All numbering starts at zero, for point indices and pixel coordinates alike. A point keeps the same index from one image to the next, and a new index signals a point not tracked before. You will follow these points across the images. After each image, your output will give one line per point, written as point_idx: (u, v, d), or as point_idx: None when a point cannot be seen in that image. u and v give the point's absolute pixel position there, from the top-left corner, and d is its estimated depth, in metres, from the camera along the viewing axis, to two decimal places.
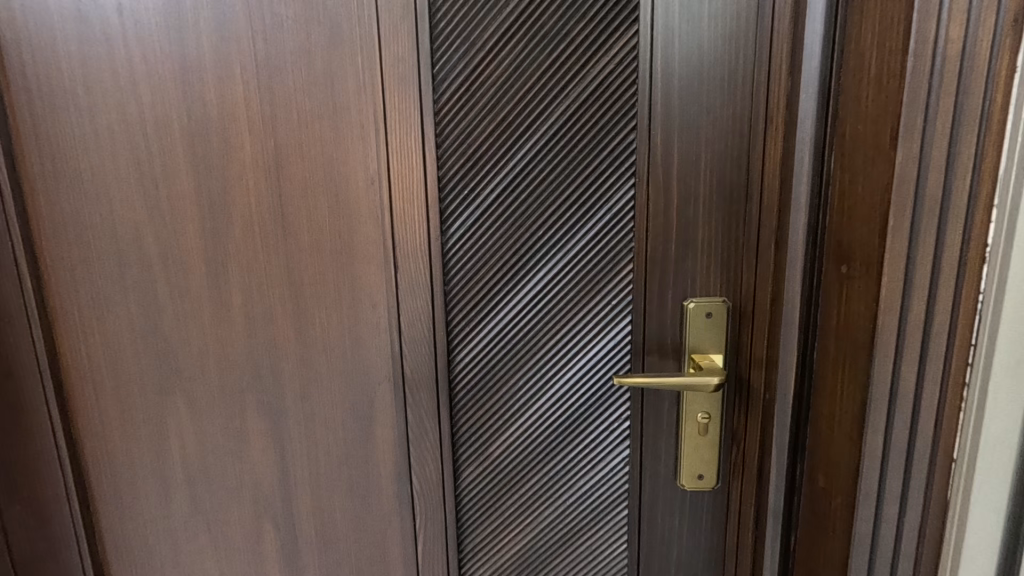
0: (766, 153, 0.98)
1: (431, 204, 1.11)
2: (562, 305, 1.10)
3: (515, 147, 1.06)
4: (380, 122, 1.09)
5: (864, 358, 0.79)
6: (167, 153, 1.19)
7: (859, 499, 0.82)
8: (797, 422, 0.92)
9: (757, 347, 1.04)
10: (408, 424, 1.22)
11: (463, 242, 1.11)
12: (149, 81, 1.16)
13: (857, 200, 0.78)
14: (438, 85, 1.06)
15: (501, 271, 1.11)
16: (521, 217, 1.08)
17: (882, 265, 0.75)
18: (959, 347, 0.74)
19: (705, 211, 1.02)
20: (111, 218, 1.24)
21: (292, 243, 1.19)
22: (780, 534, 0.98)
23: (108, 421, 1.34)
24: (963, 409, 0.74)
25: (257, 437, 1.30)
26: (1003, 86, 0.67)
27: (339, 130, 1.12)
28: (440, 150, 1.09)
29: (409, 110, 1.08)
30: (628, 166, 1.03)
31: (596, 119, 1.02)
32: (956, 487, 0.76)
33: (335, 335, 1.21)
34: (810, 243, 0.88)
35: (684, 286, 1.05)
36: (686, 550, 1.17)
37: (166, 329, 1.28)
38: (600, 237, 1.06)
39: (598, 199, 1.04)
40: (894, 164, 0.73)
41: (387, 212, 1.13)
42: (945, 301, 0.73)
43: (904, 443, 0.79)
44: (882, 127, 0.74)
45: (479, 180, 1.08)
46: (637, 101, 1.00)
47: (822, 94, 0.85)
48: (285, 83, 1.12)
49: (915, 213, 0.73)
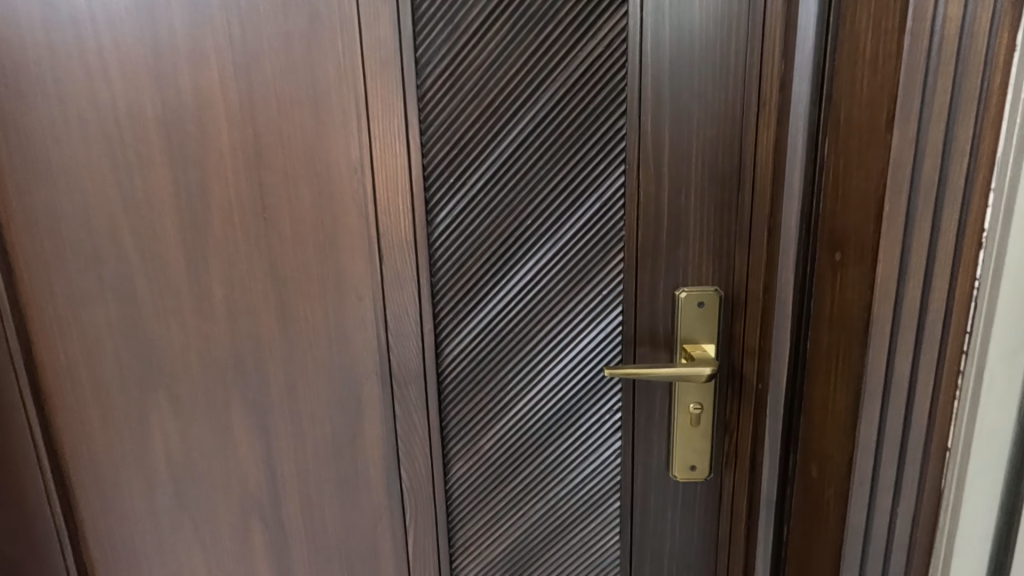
0: (758, 139, 0.95)
1: (416, 194, 1.08)
2: (552, 296, 1.07)
3: (501, 134, 1.02)
4: (362, 109, 1.06)
5: (858, 347, 0.77)
6: (142, 144, 1.14)
7: (853, 490, 0.81)
8: (790, 412, 0.91)
9: (750, 339, 1.02)
10: (396, 419, 1.20)
11: (450, 234, 1.09)
12: (121, 67, 1.11)
13: (849, 187, 0.77)
14: (422, 70, 1.02)
15: (488, 263, 1.08)
16: (508, 207, 1.05)
17: (876, 252, 0.73)
18: (954, 335, 0.72)
19: (696, 200, 1.00)
20: (85, 211, 1.19)
21: (273, 235, 1.15)
22: (772, 525, 0.97)
23: (88, 421, 1.30)
24: (958, 398, 0.73)
25: (243, 434, 1.27)
26: (1002, 65, 0.65)
27: (320, 117, 1.08)
28: (425, 138, 1.05)
29: (391, 96, 1.04)
30: (618, 154, 1.00)
31: (584, 104, 0.99)
32: (950, 476, 0.75)
33: (320, 330, 1.18)
34: (803, 230, 0.86)
35: (675, 277, 1.04)
36: (679, 541, 1.16)
37: (147, 326, 1.24)
38: (590, 227, 1.03)
39: (587, 188, 1.02)
40: (889, 148, 0.70)
41: (371, 202, 1.10)
42: (940, 289, 0.72)
43: (898, 434, 0.77)
44: (878, 109, 0.72)
45: (465, 169, 1.05)
46: (626, 86, 0.97)
47: (816, 76, 0.82)
48: (263, 69, 1.07)
49: (911, 198, 0.70)
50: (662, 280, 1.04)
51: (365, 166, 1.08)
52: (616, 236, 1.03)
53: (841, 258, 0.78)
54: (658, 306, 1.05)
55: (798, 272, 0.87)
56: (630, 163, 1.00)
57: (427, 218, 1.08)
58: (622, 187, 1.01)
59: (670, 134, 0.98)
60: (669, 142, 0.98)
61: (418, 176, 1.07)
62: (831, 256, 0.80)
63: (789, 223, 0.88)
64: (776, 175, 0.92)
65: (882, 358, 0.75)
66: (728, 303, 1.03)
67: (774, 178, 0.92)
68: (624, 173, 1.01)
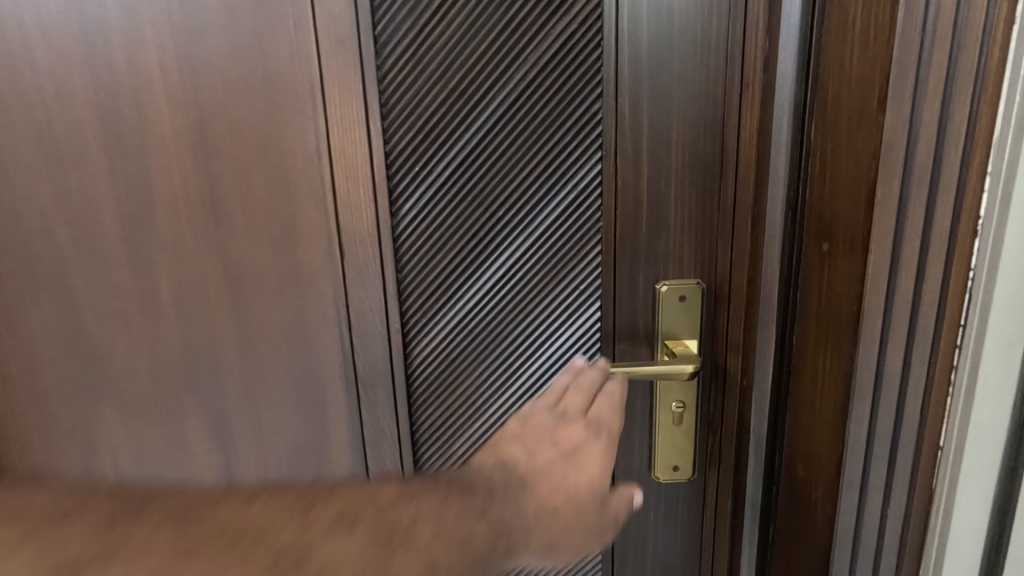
0: (741, 124, 0.90)
1: (380, 183, 1.00)
2: (527, 292, 1.01)
3: (470, 119, 0.95)
4: (317, 92, 0.97)
5: (847, 341, 0.72)
6: (73, 130, 1.04)
7: (842, 492, 0.77)
8: (776, 409, 0.87)
9: (733, 333, 0.98)
10: (363, 424, 1.13)
11: (416, 228, 1.01)
12: (45, 45, 0.99)
13: (839, 171, 0.72)
14: (381, 48, 0.94)
15: (458, 258, 1.01)
16: (478, 198, 0.98)
17: (868, 241, 0.68)
18: (948, 328, 0.68)
19: (677, 189, 0.94)
20: (13, 206, 1.08)
21: (224, 230, 1.06)
22: (758, 524, 0.94)
23: (26, 434, 1.20)
24: (951, 394, 0.69)
25: (198, 444, 1.18)
26: (1001, 38, 0.60)
27: (272, 101, 0.99)
28: (386, 124, 0.97)
29: (349, 77, 0.96)
30: (594, 140, 0.93)
31: (558, 86, 0.92)
32: (942, 476, 0.72)
33: (279, 330, 1.10)
34: (789, 218, 0.81)
35: (656, 270, 0.98)
36: (663, 543, 1.11)
37: (88, 330, 1.14)
38: (566, 219, 0.97)
39: (562, 176, 0.95)
40: (882, 129, 0.65)
41: (330, 193, 1.01)
42: (935, 279, 0.67)
43: (890, 433, 0.73)
44: (870, 87, 0.66)
45: (431, 158, 0.97)
46: (602, 67, 0.91)
47: (802, 54, 0.77)
48: (206, 47, 0.97)
49: (905, 182, 0.65)
50: (642, 273, 0.98)
51: (320, 154, 1.00)
52: (594, 228, 0.97)
53: (831, 248, 0.74)
54: (638, 301, 1.00)
55: (783, 264, 0.82)
56: (608, 150, 0.94)
57: (390, 211, 1.00)
58: (600, 176, 0.95)
59: (650, 119, 0.92)
60: (648, 127, 0.92)
61: (379, 164, 0.99)
62: (820, 245, 0.75)
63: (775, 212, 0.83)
64: (759, 162, 0.87)
65: (873, 354, 0.71)
66: (710, 295, 0.98)
67: (758, 165, 0.87)
68: (600, 160, 0.94)
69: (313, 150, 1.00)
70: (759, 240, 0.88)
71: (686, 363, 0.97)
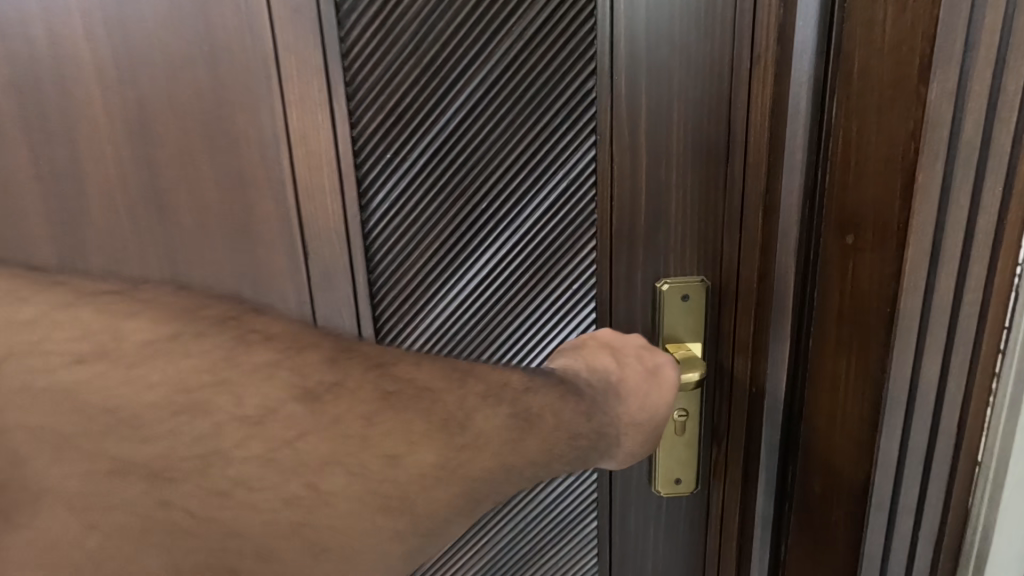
0: (757, 94, 0.75)
1: (316, 172, 0.79)
2: (514, 300, 0.85)
3: (456, 94, 0.76)
4: (228, 48, 0.72)
5: (878, 348, 0.64)
6: None
7: (872, 515, 0.69)
8: (790, 419, 0.78)
9: (740, 335, 0.83)
10: None
11: (393, 229, 0.82)
12: None
13: (871, 155, 0.62)
14: (343, 18, 0.73)
15: (443, 263, 0.83)
16: (463, 191, 0.80)
17: (903, 234, 0.60)
18: (993, 327, 0.63)
19: (684, 176, 0.79)
20: None
21: (86, 227, 0.74)
22: (768, 545, 0.86)
23: None
24: (992, 404, 0.65)
25: None
26: None
27: (173, 52, 0.71)
28: (350, 100, 0.76)
29: (268, 30, 0.72)
30: (588, 121, 0.78)
31: (551, 57, 0.75)
32: (982, 491, 0.67)
33: None
34: (806, 209, 0.71)
35: (654, 267, 0.83)
36: (662, 562, 1.01)
37: None
38: (554, 214, 0.81)
39: (549, 163, 0.79)
40: (925, 105, 0.56)
41: (261, 181, 0.78)
42: (979, 275, 0.61)
43: (925, 446, 0.67)
44: (909, 56, 0.57)
45: (408, 143, 0.78)
46: (597, 34, 0.75)
47: (824, 19, 0.66)
48: None
49: (949, 164, 0.58)
50: (640, 272, 0.84)
51: (259, 128, 0.76)
52: (586, 225, 0.82)
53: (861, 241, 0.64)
54: (633, 302, 0.85)
55: (802, 260, 0.72)
56: (599, 130, 0.78)
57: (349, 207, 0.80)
58: (592, 162, 0.80)
59: (646, 93, 0.77)
60: (645, 102, 0.77)
61: (328, 147, 0.78)
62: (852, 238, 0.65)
63: (790, 201, 0.72)
64: (775, 142, 0.73)
65: (907, 361, 0.63)
66: (714, 294, 0.84)
67: (772, 146, 0.74)
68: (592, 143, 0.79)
69: (264, 135, 0.76)
70: (778, 233, 0.74)
71: (690, 371, 0.83)
